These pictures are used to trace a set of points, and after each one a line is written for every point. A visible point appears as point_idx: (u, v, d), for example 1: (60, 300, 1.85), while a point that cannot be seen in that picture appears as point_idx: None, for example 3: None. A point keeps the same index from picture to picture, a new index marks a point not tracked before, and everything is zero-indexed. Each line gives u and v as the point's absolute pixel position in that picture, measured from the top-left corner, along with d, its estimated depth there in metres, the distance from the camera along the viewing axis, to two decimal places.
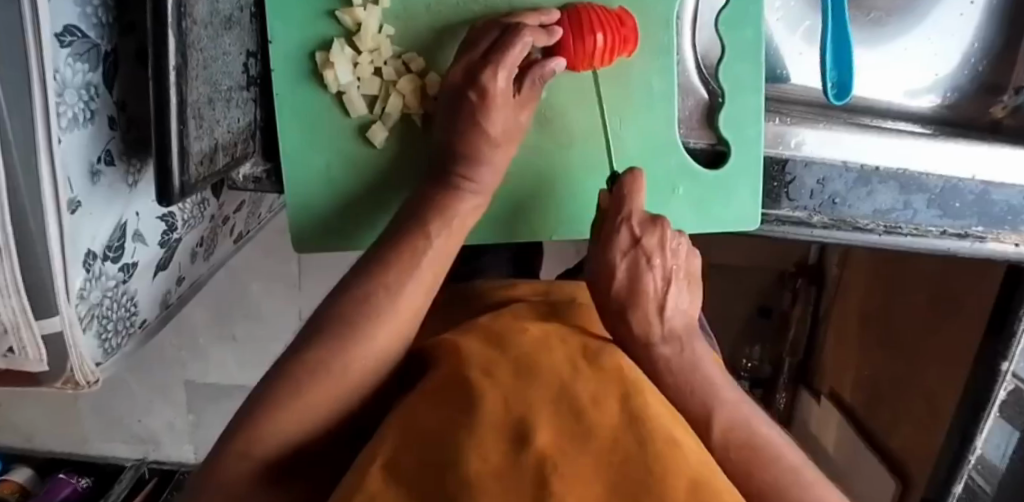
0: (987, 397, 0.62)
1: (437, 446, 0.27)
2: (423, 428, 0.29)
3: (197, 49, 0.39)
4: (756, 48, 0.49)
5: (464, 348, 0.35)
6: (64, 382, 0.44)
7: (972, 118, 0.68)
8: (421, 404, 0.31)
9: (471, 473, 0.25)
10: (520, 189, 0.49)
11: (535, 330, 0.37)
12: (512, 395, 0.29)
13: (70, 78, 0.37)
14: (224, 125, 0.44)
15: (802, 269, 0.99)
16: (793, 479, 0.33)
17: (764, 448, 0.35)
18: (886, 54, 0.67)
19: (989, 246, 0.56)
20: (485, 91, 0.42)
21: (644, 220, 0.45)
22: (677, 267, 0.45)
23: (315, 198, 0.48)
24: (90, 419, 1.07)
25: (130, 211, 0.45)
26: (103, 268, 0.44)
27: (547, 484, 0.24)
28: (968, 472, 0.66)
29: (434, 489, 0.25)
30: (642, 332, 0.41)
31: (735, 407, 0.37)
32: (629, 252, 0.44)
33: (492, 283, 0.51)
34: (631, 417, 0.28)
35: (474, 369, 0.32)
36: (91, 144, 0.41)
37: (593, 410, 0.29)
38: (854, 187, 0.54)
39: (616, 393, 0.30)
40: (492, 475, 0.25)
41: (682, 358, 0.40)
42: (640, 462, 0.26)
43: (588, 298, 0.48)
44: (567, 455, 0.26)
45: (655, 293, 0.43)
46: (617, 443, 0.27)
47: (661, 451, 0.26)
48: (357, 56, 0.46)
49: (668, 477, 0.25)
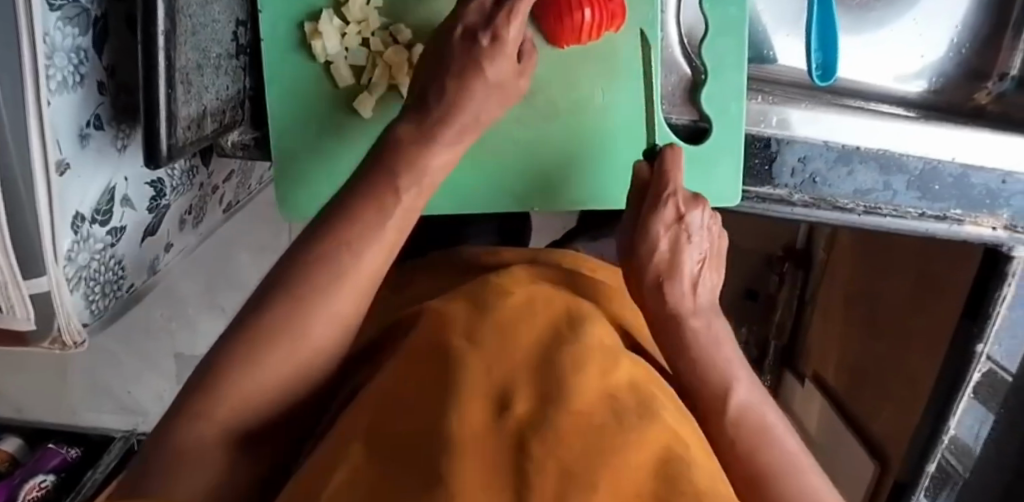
0: (962, 378, 0.63)
1: (423, 410, 0.29)
2: (411, 396, 0.30)
3: (186, 15, 0.39)
4: (740, 25, 0.49)
5: (452, 314, 0.36)
6: (51, 342, 0.45)
7: (956, 104, 0.68)
8: (405, 379, 0.32)
9: (450, 438, 0.26)
10: (500, 160, 0.50)
11: (520, 294, 0.39)
12: (494, 365, 0.31)
13: (60, 41, 0.38)
14: (212, 91, 0.44)
15: (790, 253, 1.02)
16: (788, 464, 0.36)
17: (771, 434, 0.38)
18: (872, 37, 0.67)
19: (966, 228, 0.57)
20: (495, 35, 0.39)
21: (688, 199, 0.44)
22: (709, 244, 0.45)
23: (303, 169, 0.49)
24: (79, 388, 1.08)
25: (119, 175, 0.46)
26: (91, 231, 0.44)
27: (526, 447, 0.26)
28: (942, 452, 0.67)
29: (418, 448, 0.26)
30: (673, 304, 0.42)
31: (750, 393, 0.40)
32: (671, 228, 0.43)
33: (475, 250, 0.52)
34: (610, 393, 0.30)
35: (460, 338, 0.33)
36: (81, 107, 0.41)
37: (575, 379, 0.30)
38: (835, 166, 0.55)
39: (597, 364, 0.32)
40: (477, 437, 0.26)
41: (709, 334, 0.42)
42: (617, 431, 0.27)
43: (577, 264, 0.49)
44: (545, 420, 0.27)
45: (690, 270, 0.43)
46: (593, 414, 0.28)
47: (640, 428, 0.28)
48: (345, 26, 0.46)
49: (644, 451, 0.27)
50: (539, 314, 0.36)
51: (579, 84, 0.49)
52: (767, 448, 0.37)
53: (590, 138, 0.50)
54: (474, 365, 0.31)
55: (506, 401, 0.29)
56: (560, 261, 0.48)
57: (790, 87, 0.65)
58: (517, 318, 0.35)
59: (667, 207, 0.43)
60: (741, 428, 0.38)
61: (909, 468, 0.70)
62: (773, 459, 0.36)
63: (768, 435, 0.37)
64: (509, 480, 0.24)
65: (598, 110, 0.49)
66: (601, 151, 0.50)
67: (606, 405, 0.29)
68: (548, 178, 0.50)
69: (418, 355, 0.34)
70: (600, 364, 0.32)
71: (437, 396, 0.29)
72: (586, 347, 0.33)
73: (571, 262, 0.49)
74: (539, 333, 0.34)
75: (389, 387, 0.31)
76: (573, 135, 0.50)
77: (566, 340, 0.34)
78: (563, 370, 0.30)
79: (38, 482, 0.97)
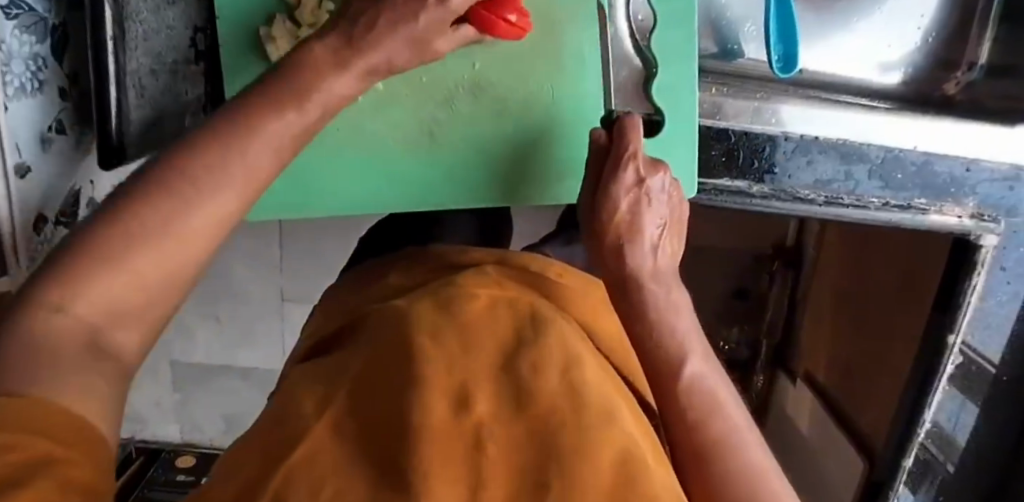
0: (936, 369, 0.63)
1: (386, 403, 0.29)
2: (377, 385, 0.31)
3: (135, 21, 0.42)
4: (688, 15, 0.50)
5: (413, 309, 0.36)
6: None
7: (925, 94, 0.69)
8: (369, 370, 0.32)
9: (412, 433, 0.27)
10: (457, 156, 0.51)
11: (485, 292, 0.38)
12: (457, 362, 0.31)
13: (17, 48, 0.39)
14: (169, 96, 0.46)
15: (779, 251, 0.98)
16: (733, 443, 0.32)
17: (720, 409, 0.34)
18: (846, 30, 0.67)
19: (930, 218, 0.57)
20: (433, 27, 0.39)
21: (647, 165, 0.42)
22: (671, 211, 0.42)
23: None
24: None
25: (84, 179, 0.48)
26: (56, 232, 0.46)
27: (482, 445, 0.27)
28: (919, 444, 0.67)
29: (384, 439, 0.28)
30: (631, 267, 0.39)
31: (703, 360, 0.35)
32: (631, 192, 0.41)
33: (448, 246, 0.51)
34: (569, 389, 0.31)
35: (421, 330, 0.33)
36: (42, 112, 0.43)
37: (537, 380, 0.31)
38: (793, 155, 0.55)
39: (560, 361, 0.32)
40: (440, 432, 0.27)
41: (670, 301, 0.38)
42: (574, 433, 0.28)
43: (540, 263, 0.46)
44: (502, 423, 0.29)
45: (651, 236, 0.40)
46: (553, 416, 0.29)
47: (598, 423, 0.29)
48: (298, 30, 0.47)
49: (600, 450, 0.28)
50: (504, 310, 0.36)
51: (531, 79, 0.49)
52: (713, 422, 0.33)
53: (541, 131, 0.51)
54: (437, 358, 0.31)
55: (467, 395, 0.29)
56: (528, 262, 0.46)
57: (753, 81, 0.64)
58: (481, 314, 0.35)
59: (625, 170, 0.41)
60: (690, 401, 0.34)
61: (888, 460, 0.70)
62: (721, 434, 0.33)
63: (717, 410, 0.34)
64: (470, 479, 0.26)
65: (549, 104, 0.50)
66: (554, 147, 0.51)
67: (566, 404, 0.30)
68: (508, 172, 0.51)
69: (381, 346, 0.33)
70: (566, 356, 0.33)
71: (400, 388, 0.30)
72: (550, 339, 0.33)
73: (538, 264, 0.46)
74: (502, 328, 0.34)
75: (352, 377, 0.32)
76: (529, 131, 0.51)
77: (528, 333, 0.34)
78: (527, 368, 0.31)
79: None
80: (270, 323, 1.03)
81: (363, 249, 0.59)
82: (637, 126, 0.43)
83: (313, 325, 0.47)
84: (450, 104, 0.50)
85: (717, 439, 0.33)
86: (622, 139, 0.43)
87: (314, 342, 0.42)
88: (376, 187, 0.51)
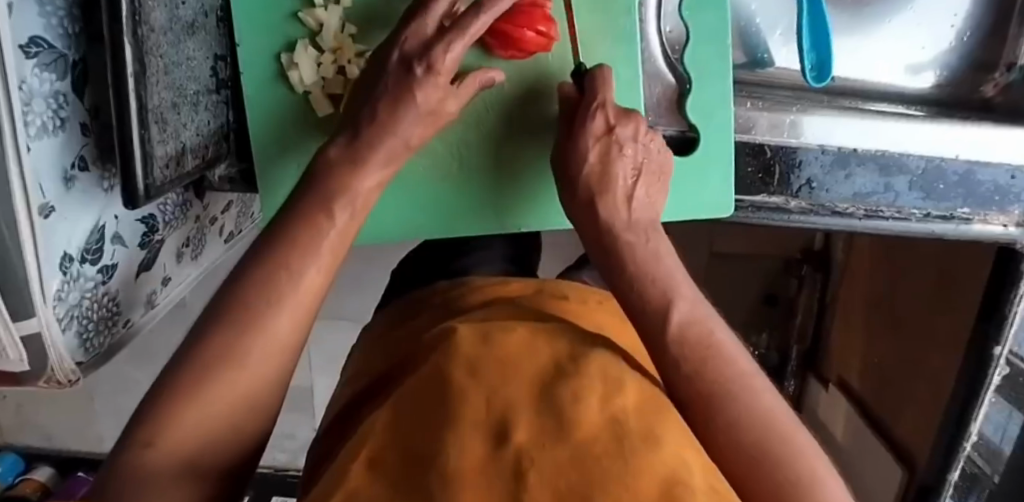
0: (982, 382, 0.61)
1: (421, 445, 0.28)
2: (411, 432, 0.29)
3: (157, 55, 0.40)
4: (723, 28, 0.48)
5: (449, 348, 0.34)
6: (47, 381, 0.46)
7: (961, 97, 0.67)
8: (405, 411, 0.31)
9: (450, 470, 0.25)
10: (489, 180, 0.50)
11: (524, 329, 0.36)
12: (493, 395, 0.30)
13: (38, 87, 0.38)
14: (192, 128, 0.45)
15: (807, 255, 0.95)
16: (736, 382, 0.33)
17: (716, 351, 0.35)
18: (876, 36, 0.65)
19: (975, 228, 0.55)
20: (431, 62, 0.38)
21: (619, 113, 0.43)
22: (650, 160, 0.43)
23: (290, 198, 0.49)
24: (104, 417, 1.09)
25: (108, 214, 0.47)
26: (81, 270, 0.45)
27: (524, 477, 0.24)
28: (965, 457, 0.65)
29: (414, 483, 0.26)
30: (606, 216, 0.41)
31: (694, 303, 0.37)
32: (601, 139, 0.42)
33: (484, 279, 0.50)
34: (611, 416, 0.28)
35: (459, 367, 0.32)
36: (64, 150, 0.42)
37: (574, 408, 0.28)
38: (831, 170, 0.53)
39: (599, 389, 0.30)
40: (471, 473, 0.25)
41: (646, 248, 0.39)
42: (620, 456, 0.25)
43: (578, 295, 0.46)
44: (544, 448, 0.26)
45: (624, 182, 0.42)
46: (596, 439, 0.26)
47: (640, 451, 0.26)
48: (320, 56, 0.46)
49: (644, 470, 0.25)
50: (542, 349, 0.34)
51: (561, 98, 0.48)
52: (710, 362, 0.34)
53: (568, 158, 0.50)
54: (476, 395, 0.30)
55: (505, 428, 0.27)
56: (567, 291, 0.46)
57: (787, 90, 0.63)
58: (520, 353, 0.33)
59: (596, 120, 0.43)
60: (685, 346, 0.35)
61: (934, 473, 0.68)
62: (722, 376, 0.34)
63: (716, 352, 0.35)
64: None
65: None
66: None
67: (609, 432, 0.27)
68: (533, 199, 0.51)
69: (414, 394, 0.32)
70: (607, 383, 0.31)
71: (438, 428, 0.28)
72: (590, 370, 0.32)
73: (577, 295, 0.46)
74: (541, 359, 0.33)
75: (390, 418, 0.30)
76: None
77: (567, 364, 0.33)
78: (567, 395, 0.29)
79: None
80: None
81: (401, 280, 0.60)
82: (607, 79, 0.44)
83: (350, 369, 0.46)
84: (479, 127, 0.49)
85: (714, 382, 0.33)
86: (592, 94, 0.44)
87: (361, 386, 0.41)
88: (407, 217, 0.51)
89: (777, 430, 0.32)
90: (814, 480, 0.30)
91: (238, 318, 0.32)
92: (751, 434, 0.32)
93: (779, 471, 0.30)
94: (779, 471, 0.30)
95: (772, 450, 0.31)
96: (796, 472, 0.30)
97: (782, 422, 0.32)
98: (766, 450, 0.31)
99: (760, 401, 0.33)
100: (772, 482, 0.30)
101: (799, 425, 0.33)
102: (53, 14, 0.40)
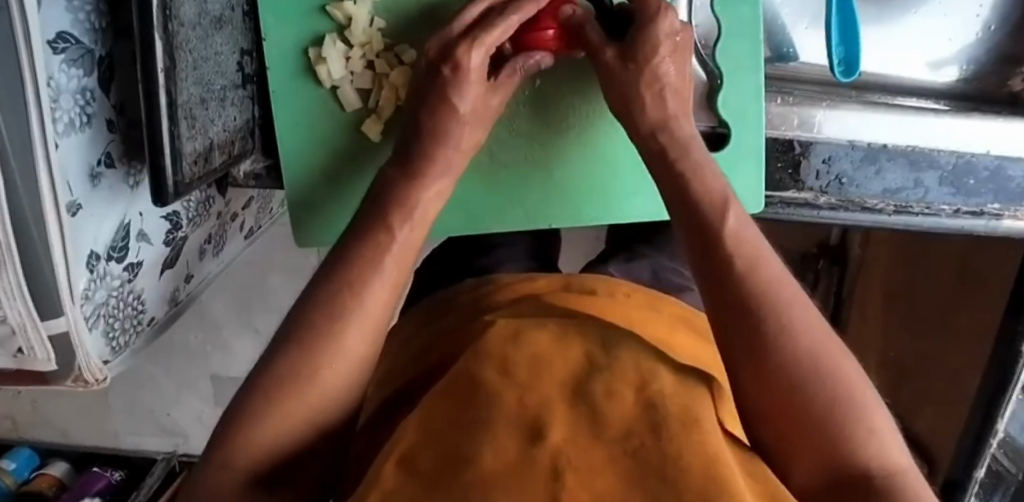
0: (1010, 379, 0.60)
1: (459, 441, 0.27)
2: (440, 434, 0.28)
3: (185, 49, 0.39)
4: (754, 25, 0.47)
5: (483, 343, 0.34)
6: (74, 380, 0.45)
7: (987, 92, 0.66)
8: (438, 406, 0.30)
9: (485, 472, 0.24)
10: (519, 174, 0.50)
11: (557, 325, 0.35)
12: (525, 394, 0.29)
13: (65, 83, 0.38)
14: (218, 124, 0.45)
15: (824, 250, 0.88)
16: (787, 314, 0.32)
17: (761, 277, 0.33)
18: (902, 29, 0.64)
19: (1005, 225, 0.54)
20: (458, 64, 0.40)
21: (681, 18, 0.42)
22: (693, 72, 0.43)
23: (314, 193, 0.49)
24: (120, 413, 1.09)
25: (133, 211, 0.46)
26: (108, 268, 0.44)
27: (560, 476, 0.23)
28: (990, 455, 0.65)
29: (446, 482, 0.25)
30: None
31: (736, 231, 0.35)
32: (671, 39, 0.41)
33: (511, 275, 0.50)
34: (648, 404, 0.28)
35: (489, 368, 0.31)
36: (91, 147, 0.41)
37: (606, 404, 0.28)
38: (861, 165, 0.53)
39: (630, 382, 0.30)
40: (504, 472, 0.24)
41: None
42: (658, 448, 0.25)
43: (609, 289, 0.46)
44: (577, 448, 0.25)
45: None
46: (631, 434, 0.26)
47: (675, 437, 0.26)
48: (349, 50, 0.46)
49: (682, 458, 0.25)
50: (574, 345, 0.33)
51: (593, 95, 0.48)
52: (763, 269, 0.33)
53: (596, 158, 0.50)
54: (509, 394, 0.29)
55: (539, 426, 0.26)
56: (594, 285, 0.46)
57: (815, 86, 0.63)
58: (551, 350, 0.32)
59: (666, 18, 0.41)
60: (727, 281, 0.33)
61: (959, 471, 0.67)
62: (775, 285, 0.33)
63: (762, 279, 0.33)
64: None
65: (606, 132, 0.49)
66: (610, 176, 0.50)
67: (643, 421, 0.27)
68: (563, 195, 0.51)
69: (451, 388, 0.31)
70: (642, 376, 0.30)
71: (470, 427, 0.27)
72: (625, 363, 0.31)
73: (607, 288, 0.46)
74: (574, 356, 0.32)
75: (423, 414, 0.30)
76: (595, 151, 0.50)
77: (600, 358, 0.32)
78: (601, 391, 0.29)
79: None
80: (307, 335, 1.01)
81: (426, 277, 0.60)
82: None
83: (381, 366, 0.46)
84: (509, 118, 0.48)
85: (766, 287, 0.32)
86: (635, 51, 0.41)
87: (394, 387, 0.40)
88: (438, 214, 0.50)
89: (825, 355, 0.31)
90: (860, 403, 0.30)
91: (291, 350, 0.32)
92: (800, 347, 0.31)
93: (831, 399, 0.30)
94: (831, 399, 0.30)
95: (825, 366, 0.31)
96: (844, 392, 0.30)
97: (830, 346, 0.32)
98: (816, 364, 0.31)
99: (807, 326, 0.32)
100: (820, 400, 0.30)
101: (842, 346, 0.32)
102: (80, 10, 0.39)
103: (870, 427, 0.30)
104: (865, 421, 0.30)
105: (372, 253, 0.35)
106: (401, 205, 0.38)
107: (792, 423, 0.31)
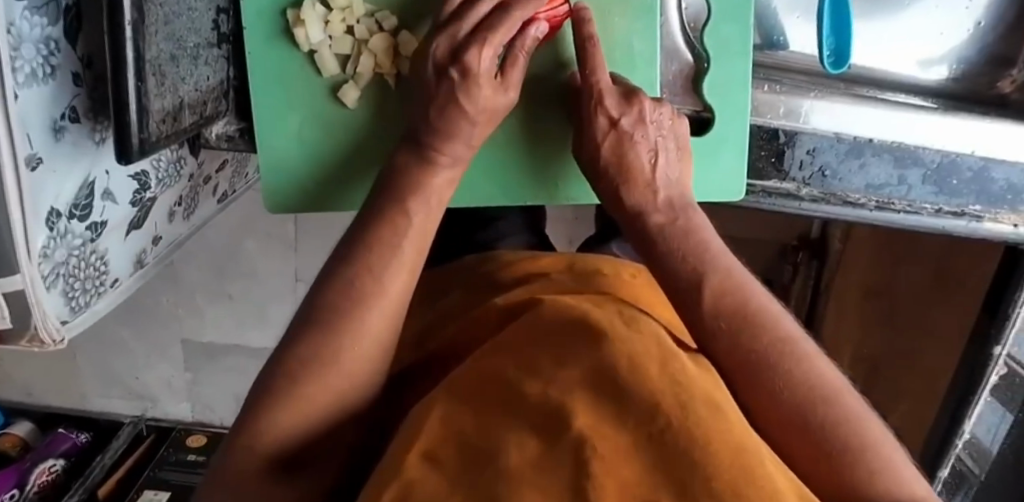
0: (978, 381, 0.62)
1: (480, 433, 0.25)
2: (463, 428, 0.25)
3: (156, 3, 0.37)
4: (745, 9, 0.47)
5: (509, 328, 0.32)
6: (29, 340, 0.44)
7: (974, 92, 0.66)
8: (460, 396, 0.28)
9: (510, 468, 0.22)
10: (503, 147, 0.48)
11: (569, 302, 0.34)
12: (553, 380, 0.26)
13: (26, 31, 0.36)
14: (190, 82, 0.43)
15: (804, 243, 0.87)
16: (786, 350, 0.32)
17: (755, 313, 0.34)
18: (892, 22, 0.63)
19: (985, 226, 0.54)
20: (467, 67, 0.38)
21: (621, 103, 0.42)
22: (665, 137, 0.43)
23: (318, 168, 0.47)
24: (88, 376, 1.08)
25: (98, 169, 0.45)
26: (69, 227, 0.43)
27: (586, 464, 0.21)
28: (957, 454, 0.68)
29: (470, 476, 0.23)
30: (635, 204, 0.42)
31: (728, 270, 0.37)
32: (610, 135, 0.42)
33: (514, 254, 0.50)
34: (673, 383, 0.26)
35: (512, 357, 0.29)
36: (55, 101, 0.39)
37: (632, 376, 0.26)
38: (845, 159, 0.52)
39: (655, 358, 0.27)
40: (528, 464, 0.22)
41: (676, 226, 0.40)
42: (684, 432, 0.23)
43: (613, 268, 0.45)
44: (607, 430, 0.23)
45: (645, 171, 0.42)
46: (658, 413, 0.24)
47: (706, 420, 0.23)
48: (328, 13, 0.44)
49: (711, 442, 0.22)
50: (595, 316, 0.31)
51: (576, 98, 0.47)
52: (762, 323, 0.34)
53: None
54: (534, 382, 0.27)
55: (565, 406, 0.24)
56: (598, 266, 0.45)
57: (803, 76, 0.62)
58: (570, 323, 0.31)
59: (598, 118, 0.42)
60: (721, 309, 0.35)
61: (927, 465, 0.70)
62: (773, 342, 0.33)
63: (753, 316, 0.34)
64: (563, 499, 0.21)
65: None
66: None
67: (670, 397, 0.24)
68: (548, 167, 0.49)
69: (472, 380, 0.28)
70: (663, 351, 0.28)
71: (491, 419, 0.25)
72: (645, 336, 0.29)
73: (609, 267, 0.45)
74: (592, 325, 0.30)
75: (446, 399, 0.27)
76: None
77: (620, 326, 0.30)
78: (626, 363, 0.27)
79: (49, 466, 0.98)
80: (283, 303, 0.99)
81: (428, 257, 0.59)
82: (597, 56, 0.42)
83: None
84: None
85: (771, 325, 0.34)
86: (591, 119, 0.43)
87: None
88: None
89: (826, 390, 0.31)
90: (861, 447, 0.29)
91: None
92: (796, 377, 0.31)
93: (842, 447, 0.29)
94: (837, 438, 0.29)
95: (821, 413, 0.30)
96: (846, 438, 0.29)
97: (830, 382, 0.32)
98: (814, 400, 0.31)
99: (806, 366, 0.32)
100: (818, 449, 0.29)
101: (850, 388, 0.32)
102: None
103: (873, 469, 0.29)
104: (869, 460, 0.29)
105: (365, 233, 0.35)
106: (419, 189, 0.38)
107: (800, 448, 0.30)
